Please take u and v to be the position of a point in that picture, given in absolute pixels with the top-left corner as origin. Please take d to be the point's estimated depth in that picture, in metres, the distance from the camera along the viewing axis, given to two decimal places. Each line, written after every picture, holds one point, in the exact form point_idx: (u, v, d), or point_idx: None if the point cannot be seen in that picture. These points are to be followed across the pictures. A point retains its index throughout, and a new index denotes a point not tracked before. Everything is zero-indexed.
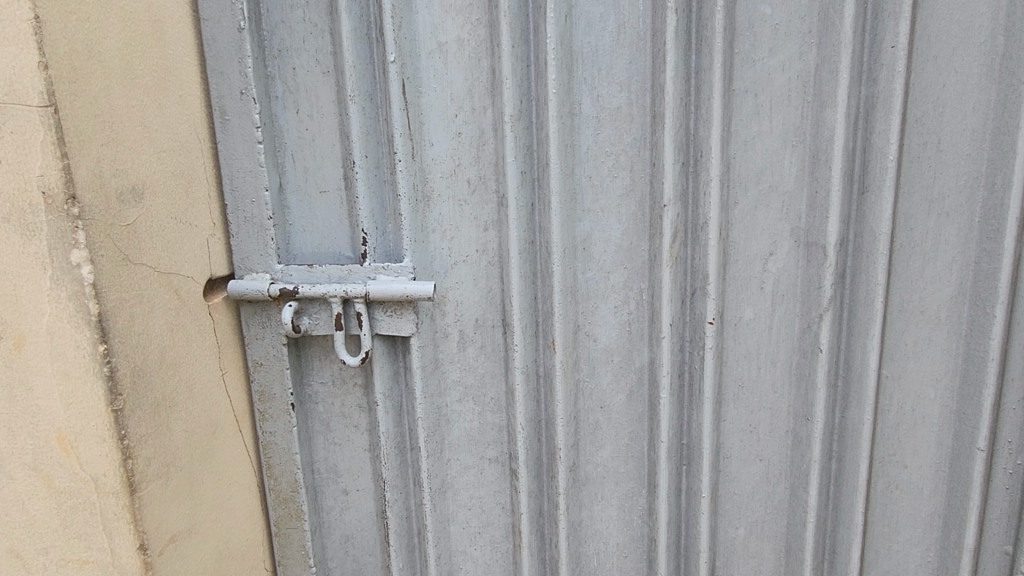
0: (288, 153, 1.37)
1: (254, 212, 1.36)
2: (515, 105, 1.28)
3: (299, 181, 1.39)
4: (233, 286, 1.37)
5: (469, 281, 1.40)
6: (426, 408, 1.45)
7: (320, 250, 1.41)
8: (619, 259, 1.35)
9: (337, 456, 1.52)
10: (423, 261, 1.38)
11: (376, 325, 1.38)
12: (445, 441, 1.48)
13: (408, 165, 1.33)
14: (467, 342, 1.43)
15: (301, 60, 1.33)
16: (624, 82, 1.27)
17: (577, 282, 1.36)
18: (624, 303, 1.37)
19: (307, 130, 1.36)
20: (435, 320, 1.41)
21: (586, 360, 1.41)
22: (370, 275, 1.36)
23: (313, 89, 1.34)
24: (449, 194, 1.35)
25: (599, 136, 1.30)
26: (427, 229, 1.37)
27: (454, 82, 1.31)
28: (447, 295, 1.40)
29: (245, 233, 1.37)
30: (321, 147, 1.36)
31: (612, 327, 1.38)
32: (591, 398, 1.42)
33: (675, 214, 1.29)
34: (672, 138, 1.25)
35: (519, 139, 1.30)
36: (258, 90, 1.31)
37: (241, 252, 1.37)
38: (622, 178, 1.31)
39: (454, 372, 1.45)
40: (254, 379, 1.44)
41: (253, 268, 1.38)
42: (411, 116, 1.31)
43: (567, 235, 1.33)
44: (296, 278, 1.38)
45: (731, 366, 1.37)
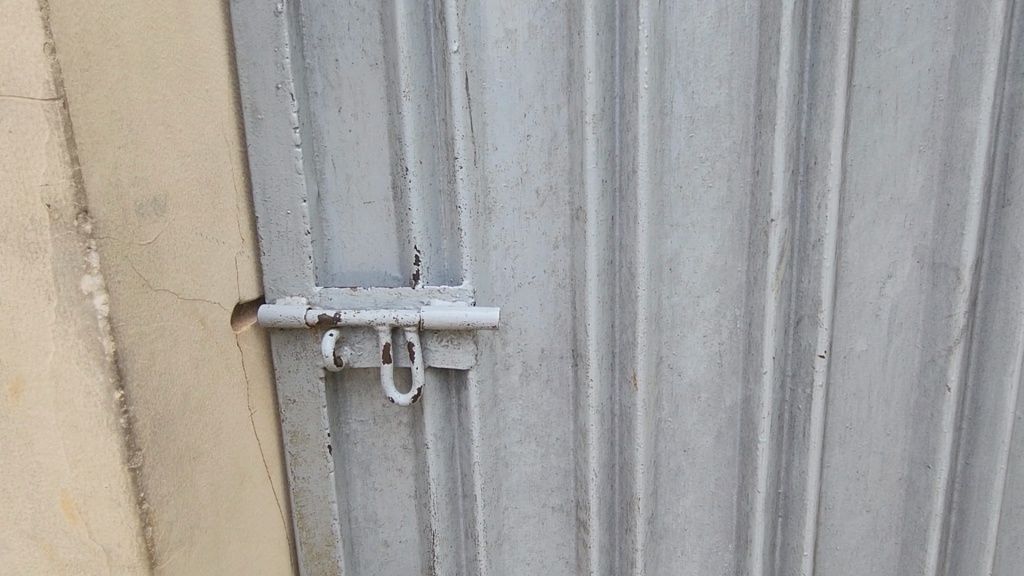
0: (328, 158, 1.19)
1: (289, 226, 1.17)
2: (598, 103, 1.10)
3: (340, 190, 1.20)
4: (265, 312, 1.18)
5: (535, 305, 1.22)
6: (483, 451, 1.26)
7: (363, 270, 1.23)
8: (711, 282, 1.17)
9: (377, 504, 1.33)
10: (483, 283, 1.20)
11: (428, 357, 1.20)
12: (503, 487, 1.29)
13: (469, 172, 1.14)
14: (531, 375, 1.25)
15: (345, 50, 1.15)
16: (724, 76, 1.09)
17: (662, 307, 1.18)
18: (716, 332, 1.19)
19: (350, 131, 1.18)
20: (495, 350, 1.23)
21: (669, 397, 1.23)
22: (423, 299, 1.18)
23: (359, 85, 1.16)
24: (516, 205, 1.18)
25: (693, 139, 1.12)
26: (489, 245, 1.19)
27: (523, 76, 1.13)
28: (509, 322, 1.22)
29: (279, 250, 1.18)
30: (368, 151, 1.18)
31: (700, 359, 1.21)
32: (673, 439, 1.24)
33: (782, 231, 1.11)
34: (784, 142, 1.07)
35: (601, 142, 1.12)
36: (296, 84, 1.13)
37: (273, 273, 1.19)
38: (718, 187, 1.13)
39: (515, 410, 1.26)
40: (285, 418, 1.25)
41: (287, 291, 1.20)
42: (475, 114, 1.13)
43: (653, 254, 1.15)
44: (337, 302, 1.19)
45: (838, 404, 1.19)
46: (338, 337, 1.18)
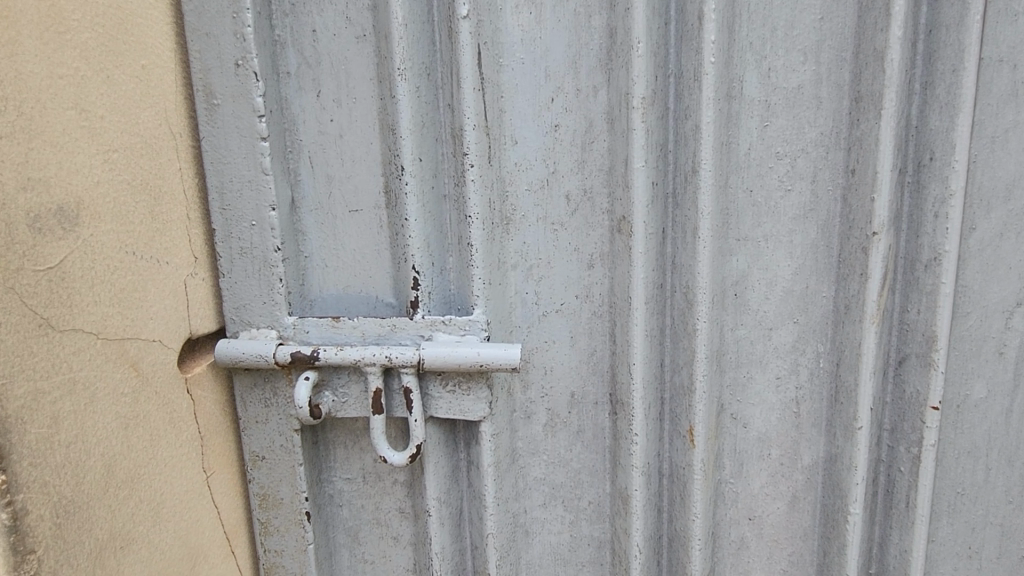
0: (305, 155, 0.95)
1: (255, 241, 0.93)
2: (648, 82, 0.85)
3: (320, 195, 0.96)
4: (222, 349, 0.93)
5: (564, 338, 0.98)
6: (499, 520, 1.01)
7: (350, 294, 0.99)
8: (787, 310, 0.93)
9: None
10: (500, 311, 0.95)
11: (430, 405, 0.95)
12: (523, 561, 1.05)
13: (482, 172, 0.90)
14: (558, 424, 1.01)
15: (325, 18, 0.91)
16: (809, 47, 0.85)
17: (725, 343, 0.94)
18: (792, 372, 0.95)
19: (332, 121, 0.94)
20: (514, 394, 0.99)
21: (731, 453, 0.98)
22: (423, 333, 0.94)
23: (344, 63, 0.92)
24: (540, 214, 0.94)
25: (769, 128, 0.88)
26: (506, 264, 0.95)
27: (551, 50, 0.89)
28: (531, 359, 0.99)
29: (243, 272, 0.94)
30: (355, 147, 0.94)
31: (771, 406, 0.96)
32: (736, 505, 1.00)
33: (887, 247, 0.86)
34: (893, 132, 0.82)
35: (652, 133, 0.87)
36: (263, 60, 0.88)
37: (236, 300, 0.95)
38: (799, 191, 0.89)
39: (537, 467, 1.02)
40: (252, 478, 1.01)
41: (252, 322, 0.95)
42: (489, 99, 0.89)
43: (715, 277, 0.91)
44: (315, 336, 0.95)
45: (948, 465, 0.94)
46: (316, 381, 0.93)
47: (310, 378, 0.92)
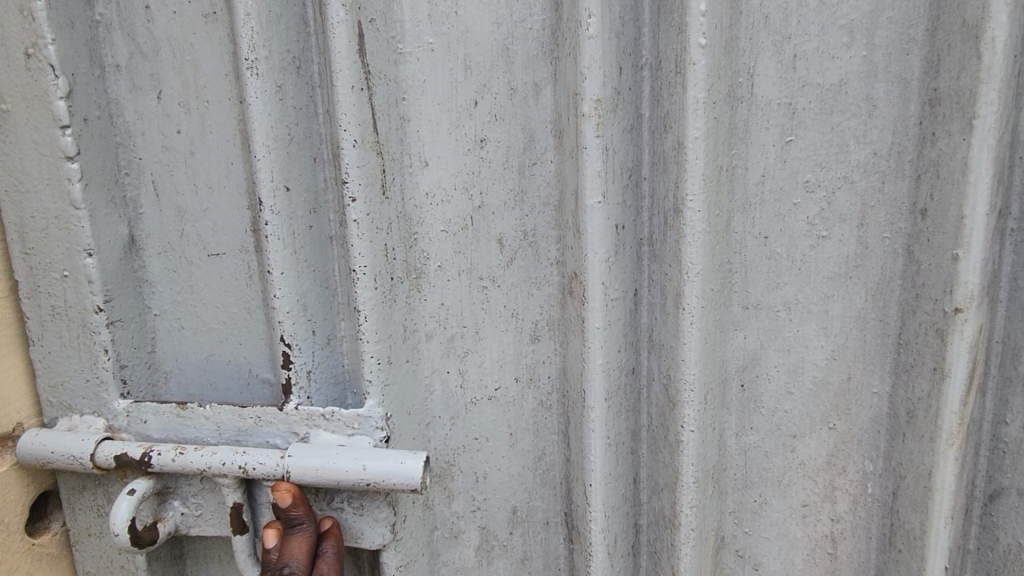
0: (145, 179, 0.69)
1: (68, 298, 0.67)
2: (607, 78, 0.56)
3: (169, 232, 0.70)
4: (28, 445, 0.68)
5: (501, 434, 0.70)
6: None
7: (213, 366, 0.73)
8: (818, 410, 0.63)
9: None
10: (409, 399, 0.68)
11: None
12: None
13: (373, 206, 0.62)
14: (497, 550, 0.73)
15: None
16: (858, 22, 0.56)
17: (726, 455, 0.65)
18: (825, 499, 0.65)
19: (180, 132, 0.68)
20: (434, 509, 0.72)
21: None
22: (298, 431, 0.67)
23: (189, 52, 0.66)
24: (463, 265, 0.66)
25: (794, 146, 0.58)
26: (416, 334, 0.68)
27: (472, 30, 0.61)
28: (457, 461, 0.71)
29: (58, 339, 0.69)
30: (211, 169, 0.68)
31: (794, 543, 0.67)
32: None
33: (977, 330, 0.56)
34: (992, 154, 0.52)
35: (616, 153, 0.58)
36: (67, 48, 0.63)
37: (52, 375, 0.70)
38: (840, 239, 0.60)
39: None
40: None
41: (74, 406, 0.70)
42: (382, 102, 0.61)
43: (711, 364, 0.62)
44: (155, 428, 0.69)
45: None
46: (147, 493, 0.67)
47: (137, 491, 0.66)
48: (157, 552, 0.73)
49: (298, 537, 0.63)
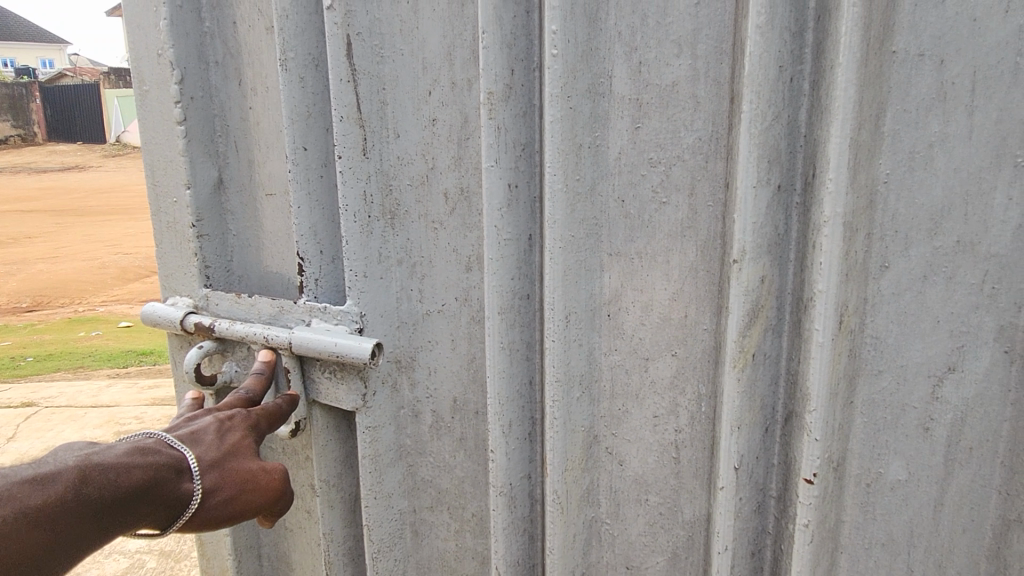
0: (232, 139, 1.01)
1: (176, 217, 1.02)
2: (499, 76, 0.79)
3: (243, 177, 1.02)
4: (149, 310, 1.04)
5: (447, 340, 0.94)
6: (380, 513, 0.99)
7: (266, 273, 1.03)
8: (663, 341, 0.81)
9: (288, 545, 1.12)
10: (382, 305, 0.94)
11: (313, 389, 0.97)
12: (414, 560, 1.03)
13: (355, 164, 0.90)
14: (443, 430, 0.97)
15: (244, 11, 0.95)
16: (684, 37, 0.73)
17: (595, 367, 0.85)
18: (671, 413, 0.83)
19: (251, 108, 0.98)
20: (400, 391, 0.98)
21: (608, 491, 0.88)
22: (304, 318, 0.95)
23: (257, 52, 0.96)
24: (422, 210, 0.91)
25: (641, 131, 0.77)
26: (390, 259, 0.94)
27: (427, 40, 0.85)
28: (417, 357, 0.97)
29: (171, 243, 1.04)
30: (265, 134, 0.98)
31: (648, 448, 0.85)
32: (614, 551, 0.89)
33: (754, 279, 0.72)
34: (757, 140, 0.68)
35: (508, 130, 0.80)
36: (181, 50, 0.96)
37: (168, 268, 1.06)
38: (676, 205, 0.77)
39: (425, 468, 1.00)
40: None
41: (178, 290, 1.05)
42: (366, 91, 0.89)
43: (574, 293, 0.82)
44: (223, 308, 1.01)
45: (856, 560, 0.77)
46: (211, 350, 0.99)
47: (204, 347, 0.99)
48: (224, 398, 1.06)
49: (256, 377, 0.92)
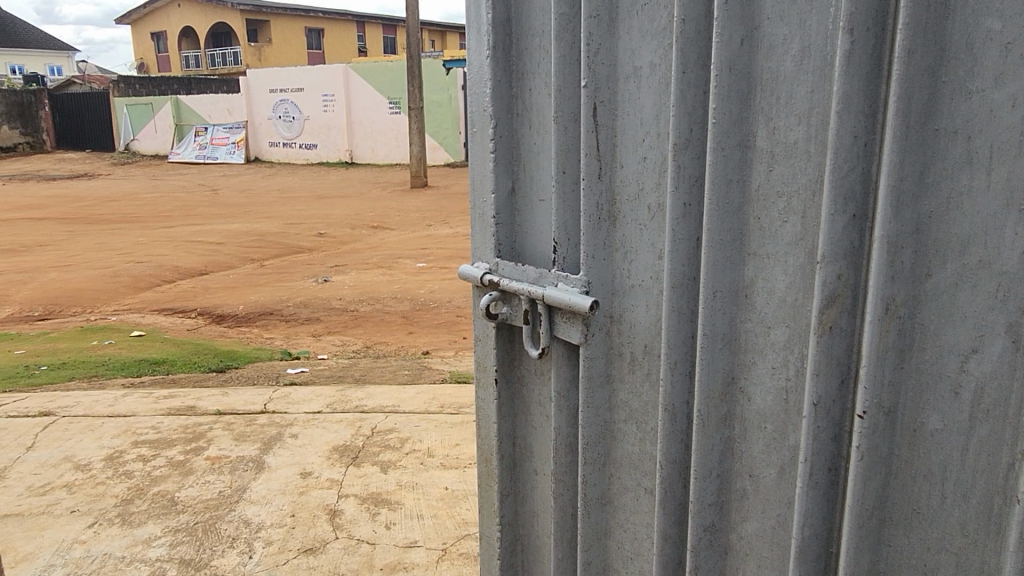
0: (521, 164, 1.89)
1: (485, 209, 1.97)
2: (683, 132, 1.46)
3: (527, 185, 1.88)
4: (469, 271, 1.97)
5: (642, 304, 1.61)
6: (592, 417, 1.77)
7: (536, 252, 1.88)
8: (782, 312, 1.37)
9: (533, 436, 2.01)
10: (604, 277, 1.68)
11: (556, 324, 1.78)
12: (611, 455, 1.76)
13: (592, 184, 1.66)
14: (636, 367, 1.66)
15: (535, 83, 1.80)
16: (804, 110, 1.27)
17: (736, 326, 1.44)
18: (784, 353, 1.37)
19: (535, 143, 1.82)
20: (613, 336, 1.70)
21: (740, 418, 1.47)
22: (554, 282, 1.75)
23: (541, 108, 1.80)
24: (633, 216, 1.60)
25: (773, 171, 1.33)
26: (613, 247, 1.65)
27: (642, 105, 1.54)
28: (624, 314, 1.66)
29: (482, 224, 2.00)
30: (540, 161, 1.83)
31: (768, 390, 1.41)
32: (742, 463, 1.49)
33: (834, 276, 1.26)
34: (835, 182, 1.23)
35: (687, 167, 1.46)
36: (496, 98, 1.86)
37: (478, 236, 2.02)
38: (792, 223, 1.32)
39: (623, 392, 1.70)
40: (478, 354, 2.10)
41: (479, 245, 2.02)
42: (602, 137, 1.63)
43: (720, 274, 1.43)
44: (507, 272, 1.89)
45: (906, 481, 1.25)
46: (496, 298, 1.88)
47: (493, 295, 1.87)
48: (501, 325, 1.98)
49: None
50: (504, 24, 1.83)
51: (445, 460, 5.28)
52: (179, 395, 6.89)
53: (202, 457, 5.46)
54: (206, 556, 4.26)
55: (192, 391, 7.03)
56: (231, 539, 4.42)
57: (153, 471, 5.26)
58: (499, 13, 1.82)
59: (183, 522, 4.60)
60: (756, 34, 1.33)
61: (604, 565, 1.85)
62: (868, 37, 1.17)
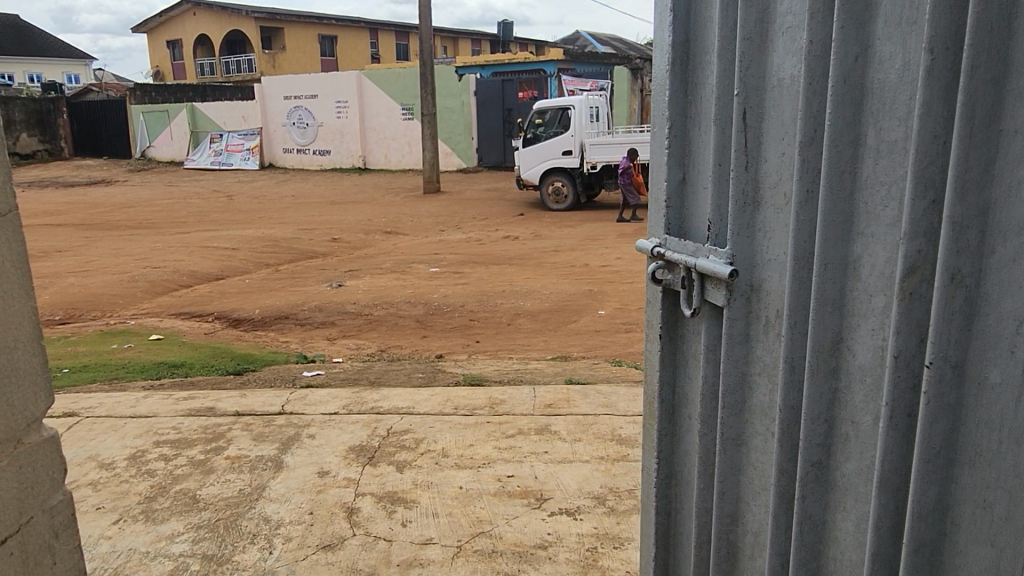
0: (686, 158, 2.13)
1: (655, 194, 2.27)
2: (809, 131, 1.67)
3: (687, 175, 2.12)
4: (639, 244, 2.27)
5: (776, 275, 1.83)
6: (732, 373, 2.00)
7: (695, 229, 2.11)
8: (881, 283, 1.55)
9: (687, 389, 2.27)
10: (747, 252, 1.90)
11: (706, 292, 2.02)
12: (746, 403, 2.01)
13: (741, 175, 1.89)
14: (770, 329, 1.88)
15: (702, 88, 2.05)
16: (903, 114, 1.47)
17: (845, 293, 1.64)
18: (882, 319, 1.56)
19: (699, 140, 2.08)
20: (753, 302, 1.92)
21: (846, 371, 1.66)
22: (707, 254, 1.99)
23: (703, 108, 2.05)
24: (774, 202, 1.82)
25: (878, 165, 1.53)
26: (754, 226, 1.88)
27: (782, 107, 1.77)
28: (762, 285, 1.87)
29: (654, 205, 2.30)
30: (699, 155, 2.08)
31: (869, 349, 1.60)
32: (846, 411, 1.68)
33: (913, 251, 1.44)
34: (916, 172, 1.42)
35: (807, 159, 1.68)
36: (672, 102, 2.11)
37: (650, 216, 2.32)
38: (891, 209, 1.52)
39: (759, 350, 1.93)
40: (646, 315, 2.40)
41: (650, 223, 2.32)
42: (750, 136, 1.86)
43: (830, 249, 1.64)
44: (671, 245, 2.14)
45: (972, 427, 1.39)
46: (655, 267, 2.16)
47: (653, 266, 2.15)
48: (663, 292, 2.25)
49: None
50: (683, 42, 2.08)
51: (459, 459, 5.51)
52: (199, 396, 7.17)
53: (220, 457, 5.71)
54: (227, 551, 4.48)
55: (210, 393, 7.26)
56: (251, 535, 4.63)
57: (173, 471, 5.50)
58: (678, 33, 2.07)
59: (204, 519, 4.83)
60: (868, 53, 1.52)
61: (738, 497, 2.08)
62: (945, 55, 1.34)
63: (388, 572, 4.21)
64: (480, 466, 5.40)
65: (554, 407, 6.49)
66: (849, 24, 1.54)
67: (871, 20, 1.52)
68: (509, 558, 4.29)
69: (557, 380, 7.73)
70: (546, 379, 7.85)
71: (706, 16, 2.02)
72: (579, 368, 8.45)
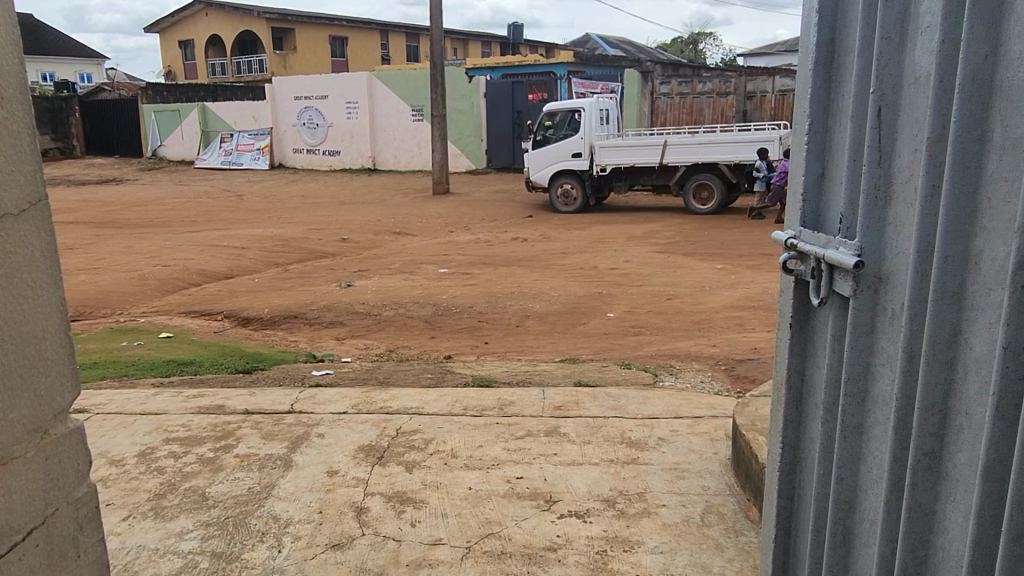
0: (829, 153, 2.26)
1: (795, 187, 2.40)
2: (937, 128, 1.75)
3: (830, 169, 2.25)
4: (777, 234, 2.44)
5: (902, 268, 1.93)
6: (855, 360, 2.13)
7: (831, 222, 2.24)
8: (998, 276, 1.63)
9: (815, 375, 2.42)
10: (876, 244, 2.02)
11: (835, 283, 2.15)
12: (869, 393, 2.13)
13: (874, 169, 1.99)
14: (895, 321, 1.98)
15: (844, 87, 2.18)
16: None
17: (965, 285, 1.73)
18: (994, 309, 1.64)
19: (840, 136, 2.21)
20: (880, 295, 2.03)
21: (965, 360, 1.74)
22: (836, 246, 2.12)
23: (844, 105, 2.17)
24: (906, 198, 1.90)
25: (1004, 159, 1.61)
26: (885, 219, 1.99)
27: (916, 103, 1.86)
28: (890, 278, 1.98)
29: (793, 199, 2.45)
30: (839, 150, 2.21)
31: (983, 340, 1.68)
32: (960, 403, 1.77)
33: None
34: None
35: (934, 155, 1.77)
36: (815, 100, 2.27)
37: (791, 210, 2.47)
38: (1010, 203, 1.59)
39: (885, 342, 2.04)
40: (781, 303, 2.58)
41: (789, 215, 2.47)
42: (884, 131, 1.96)
43: (951, 242, 1.74)
44: (806, 238, 2.29)
45: None
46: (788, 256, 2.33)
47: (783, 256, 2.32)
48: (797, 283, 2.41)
49: None
50: (829, 41, 2.22)
51: (469, 460, 5.48)
52: (208, 394, 7.15)
53: (231, 455, 5.69)
54: (236, 549, 4.45)
55: (220, 391, 7.26)
56: (261, 534, 4.60)
57: (184, 468, 5.48)
58: (823, 35, 2.22)
59: (214, 516, 4.80)
60: (999, 52, 1.61)
61: (855, 484, 2.22)
62: None
63: (398, 572, 4.17)
64: (489, 467, 5.36)
65: (565, 407, 6.48)
66: (981, 24, 1.63)
67: (1002, 19, 1.59)
68: (520, 560, 4.24)
69: (573, 381, 7.74)
70: (555, 381, 7.82)
71: (850, 17, 2.15)
72: (586, 370, 8.40)
